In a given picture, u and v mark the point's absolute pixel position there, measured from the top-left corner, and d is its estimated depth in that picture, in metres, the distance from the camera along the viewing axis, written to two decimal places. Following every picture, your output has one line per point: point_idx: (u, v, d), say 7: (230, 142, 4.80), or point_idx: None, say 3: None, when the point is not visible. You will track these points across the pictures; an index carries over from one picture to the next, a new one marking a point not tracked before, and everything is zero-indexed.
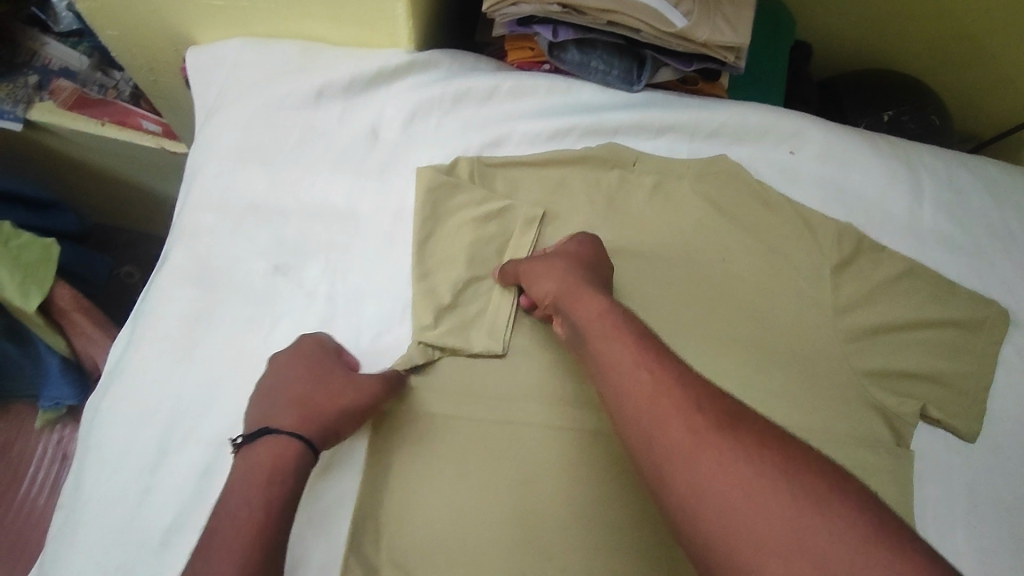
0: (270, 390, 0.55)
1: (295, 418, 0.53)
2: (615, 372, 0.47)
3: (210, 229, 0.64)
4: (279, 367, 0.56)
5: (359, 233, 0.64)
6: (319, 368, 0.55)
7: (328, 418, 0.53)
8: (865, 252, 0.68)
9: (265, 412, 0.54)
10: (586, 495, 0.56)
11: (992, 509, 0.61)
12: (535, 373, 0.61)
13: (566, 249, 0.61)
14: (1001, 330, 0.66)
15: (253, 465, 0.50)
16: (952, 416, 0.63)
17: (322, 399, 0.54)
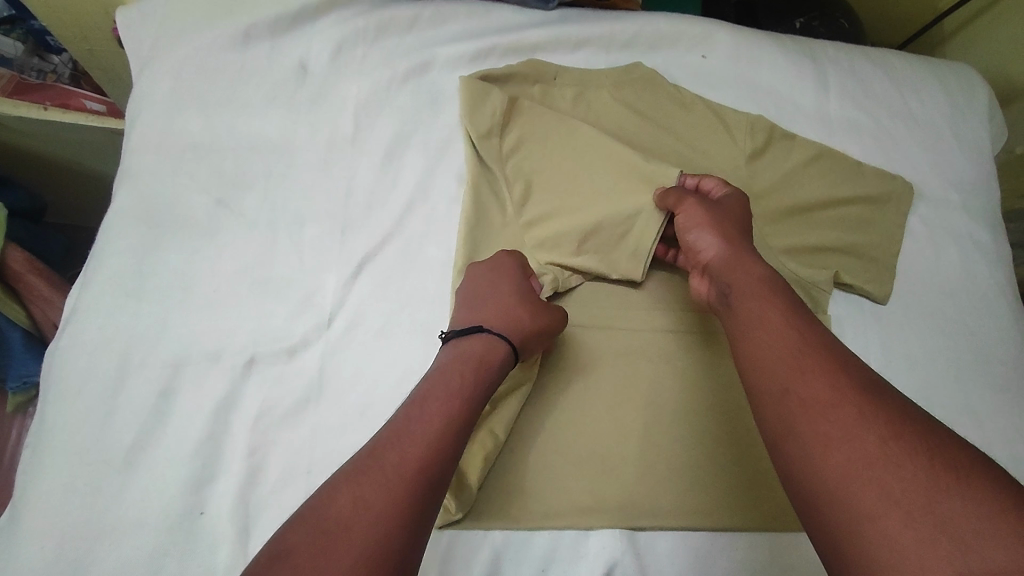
0: (472, 293, 0.59)
1: (494, 319, 0.57)
2: (755, 321, 0.51)
3: (151, 169, 0.65)
4: (474, 275, 0.60)
5: (296, 163, 0.67)
6: (512, 278, 0.60)
7: (526, 325, 0.57)
8: (777, 141, 0.72)
9: (468, 311, 0.58)
10: (680, 460, 0.59)
11: (908, 361, 0.66)
12: (645, 338, 0.64)
13: (726, 206, 0.61)
14: (906, 202, 0.72)
15: (467, 351, 0.54)
16: (863, 281, 0.68)
17: (520, 308, 0.58)
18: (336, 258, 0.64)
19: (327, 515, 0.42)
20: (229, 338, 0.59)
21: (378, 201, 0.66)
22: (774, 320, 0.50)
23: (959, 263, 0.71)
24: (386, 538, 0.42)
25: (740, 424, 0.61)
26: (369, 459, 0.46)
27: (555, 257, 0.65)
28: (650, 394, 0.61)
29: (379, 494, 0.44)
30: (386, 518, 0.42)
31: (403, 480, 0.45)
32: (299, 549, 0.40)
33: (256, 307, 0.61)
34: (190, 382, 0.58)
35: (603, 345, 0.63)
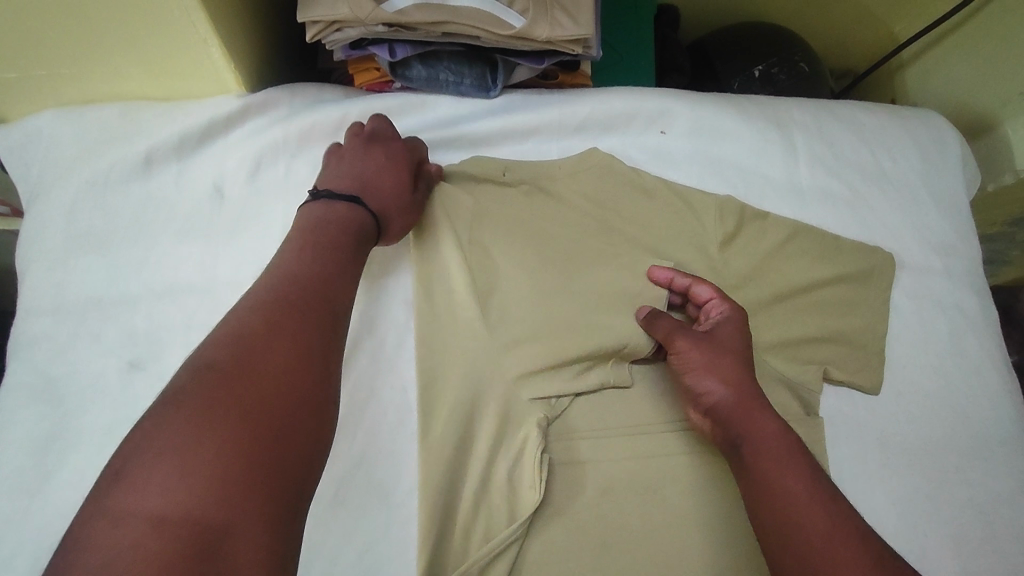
0: (352, 160, 0.60)
1: (370, 190, 0.58)
2: (756, 444, 0.51)
3: (49, 334, 0.57)
4: (357, 142, 0.61)
5: (218, 305, 0.59)
6: (400, 158, 0.61)
7: (397, 212, 0.59)
8: (748, 222, 0.67)
9: (341, 176, 0.59)
10: None
11: (905, 456, 0.62)
12: (634, 465, 0.59)
13: (723, 337, 0.57)
14: (888, 276, 0.67)
15: (336, 213, 0.56)
16: (853, 373, 0.63)
17: (398, 193, 0.59)
18: None
19: (240, 342, 0.43)
20: None
21: None
22: (776, 443, 0.51)
23: (948, 336, 0.67)
24: (302, 366, 0.44)
25: (741, 554, 0.57)
26: (269, 300, 0.47)
27: (536, 388, 0.59)
28: (648, 534, 0.57)
29: (288, 328, 0.46)
30: (295, 345, 0.45)
31: (307, 321, 0.47)
32: (222, 368, 0.41)
33: None
34: None
35: (594, 479, 0.58)
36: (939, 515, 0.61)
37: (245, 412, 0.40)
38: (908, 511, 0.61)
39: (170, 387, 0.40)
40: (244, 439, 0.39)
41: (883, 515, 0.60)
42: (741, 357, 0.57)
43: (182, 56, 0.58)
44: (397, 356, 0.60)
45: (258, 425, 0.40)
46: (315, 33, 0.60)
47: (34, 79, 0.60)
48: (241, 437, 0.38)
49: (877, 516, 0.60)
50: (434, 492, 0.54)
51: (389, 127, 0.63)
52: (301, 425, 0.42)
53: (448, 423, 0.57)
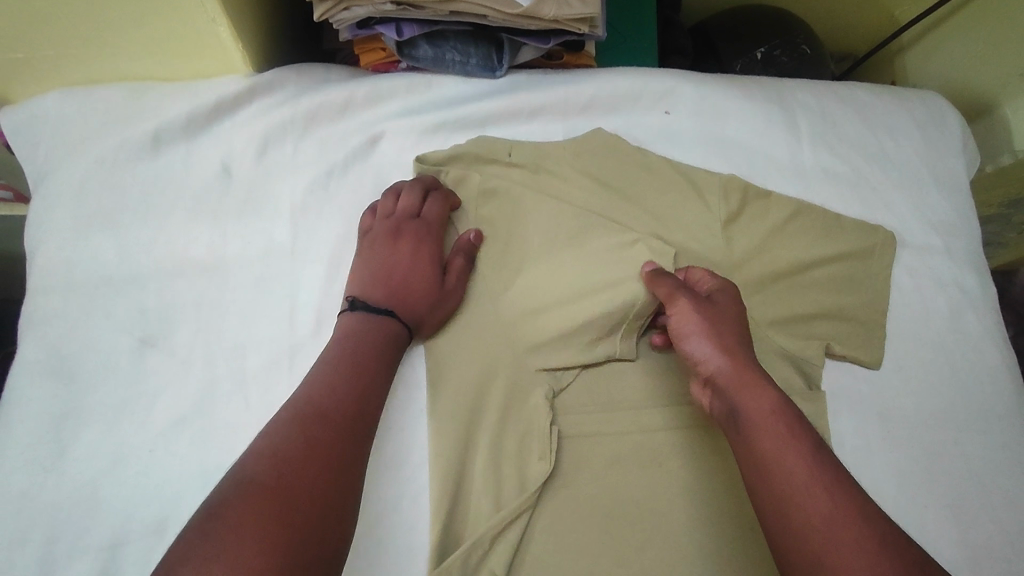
0: (381, 256, 0.60)
1: (400, 297, 0.58)
2: (757, 416, 0.51)
3: (61, 312, 0.57)
4: (384, 239, 0.60)
5: (229, 283, 0.59)
6: (427, 256, 0.60)
7: (429, 308, 0.58)
8: (752, 201, 0.68)
9: (372, 278, 0.59)
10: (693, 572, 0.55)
11: (905, 429, 0.64)
12: (641, 437, 0.60)
13: (726, 304, 0.58)
14: (889, 253, 0.68)
15: (367, 328, 0.55)
16: (854, 348, 0.64)
17: (429, 288, 0.59)
18: (284, 392, 0.56)
19: (283, 451, 0.45)
20: (175, 506, 0.52)
21: (327, 318, 0.59)
22: (777, 414, 0.51)
23: (947, 313, 0.68)
24: (336, 480, 0.45)
25: (748, 522, 0.58)
26: (309, 408, 0.48)
27: (540, 359, 0.61)
28: (654, 502, 0.58)
29: (325, 437, 0.47)
30: (332, 457, 0.46)
31: (345, 430, 0.48)
32: (267, 481, 0.43)
33: (201, 463, 0.54)
34: (134, 565, 0.51)
35: (601, 451, 0.59)
36: (938, 485, 0.62)
37: (280, 526, 0.41)
38: (908, 483, 0.62)
39: (213, 498, 0.42)
40: (280, 549, 0.40)
41: (883, 486, 0.61)
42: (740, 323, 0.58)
43: (190, 35, 0.59)
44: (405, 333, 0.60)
45: (290, 536, 0.41)
46: (323, 13, 0.60)
47: (41, 59, 0.60)
48: (287, 538, 0.40)
49: (878, 488, 0.61)
50: (444, 464, 0.55)
51: (406, 201, 0.62)
52: (329, 537, 0.43)
53: (458, 398, 0.58)
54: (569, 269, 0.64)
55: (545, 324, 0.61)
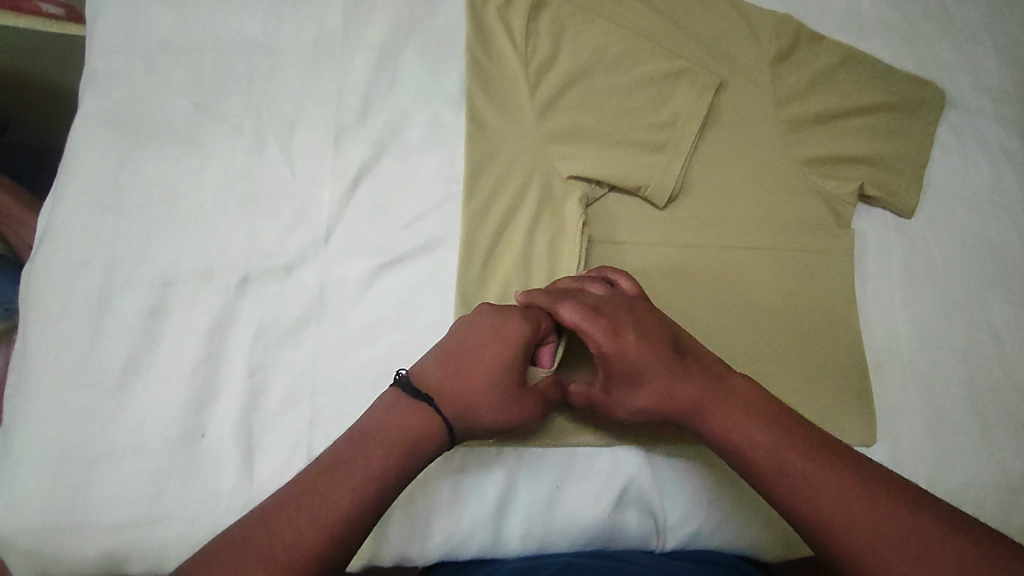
0: (468, 324, 0.50)
1: (455, 389, 0.47)
2: (740, 445, 0.46)
3: (121, 70, 0.59)
4: (485, 318, 0.49)
5: (280, 63, 0.61)
6: (518, 347, 0.48)
7: (482, 417, 0.47)
8: (805, 43, 0.66)
9: (442, 348, 0.49)
10: None
11: (929, 278, 0.64)
12: (668, 249, 0.61)
13: (633, 344, 0.49)
14: (938, 109, 0.67)
15: (401, 416, 0.46)
16: (889, 194, 0.65)
17: (491, 393, 0.47)
18: (330, 167, 0.58)
19: None
20: (221, 255, 0.55)
21: (371, 105, 0.60)
22: (747, 425, 0.46)
23: (987, 176, 0.67)
24: None
25: (763, 333, 0.60)
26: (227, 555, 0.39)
27: (579, 169, 0.60)
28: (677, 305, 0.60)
29: None
30: None
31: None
32: None
33: (246, 221, 0.56)
34: (180, 302, 0.54)
35: (629, 257, 0.61)
36: (958, 333, 0.63)
37: None
38: (927, 327, 0.63)
39: None
40: None
41: (900, 327, 0.62)
42: (659, 343, 0.49)
43: None
44: (447, 131, 0.61)
45: None
46: None
47: None
48: None
49: (894, 328, 0.62)
50: (476, 249, 0.57)
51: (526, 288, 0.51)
52: None
53: (494, 193, 0.59)
54: (616, 88, 0.63)
55: (585, 137, 0.61)
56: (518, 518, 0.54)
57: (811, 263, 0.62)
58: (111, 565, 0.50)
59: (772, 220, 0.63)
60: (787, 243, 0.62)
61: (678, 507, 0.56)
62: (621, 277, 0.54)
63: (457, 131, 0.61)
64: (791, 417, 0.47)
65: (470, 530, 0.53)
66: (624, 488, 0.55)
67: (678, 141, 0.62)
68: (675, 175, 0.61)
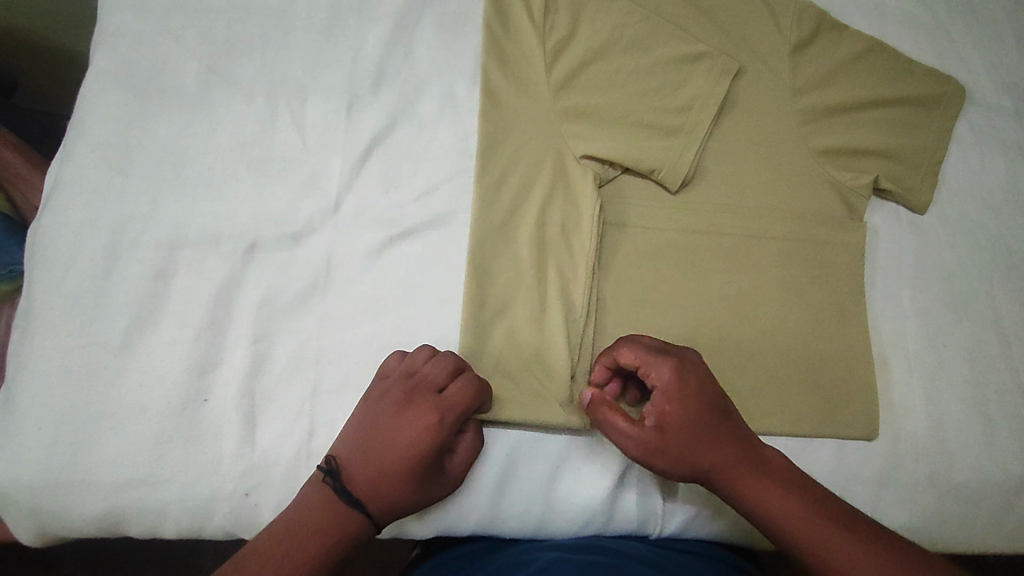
0: (373, 417, 0.49)
1: (371, 485, 0.47)
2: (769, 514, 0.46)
3: (133, 29, 0.58)
4: (393, 402, 0.49)
5: (295, 28, 0.60)
6: (423, 440, 0.47)
7: (407, 503, 0.48)
8: (826, 31, 0.65)
9: (354, 437, 0.49)
10: (712, 355, 0.58)
11: (939, 276, 0.63)
12: (678, 234, 0.61)
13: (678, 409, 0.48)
14: (957, 105, 0.66)
15: (318, 507, 0.46)
16: (903, 188, 0.64)
17: (408, 484, 0.47)
18: (340, 137, 0.58)
19: None
20: (229, 220, 0.55)
21: (385, 76, 0.60)
22: (775, 495, 0.46)
23: (1004, 175, 0.67)
24: None
25: (770, 322, 0.60)
26: None
27: (591, 149, 0.59)
28: (684, 291, 0.59)
29: None
30: None
31: None
32: None
33: (255, 187, 0.56)
34: (187, 265, 0.54)
35: (638, 240, 0.60)
36: (965, 332, 0.62)
37: None
38: (934, 324, 0.62)
39: None
40: None
41: (907, 323, 0.62)
42: (712, 400, 0.49)
43: None
44: (460, 106, 0.60)
45: None
46: None
47: None
48: None
49: (901, 324, 0.62)
50: (485, 226, 0.57)
51: (437, 369, 0.50)
52: None
53: (505, 171, 0.58)
54: (633, 69, 0.62)
55: (598, 117, 0.61)
56: (518, 494, 0.53)
57: (822, 255, 0.62)
58: (113, 523, 0.50)
59: (783, 210, 0.62)
60: (797, 233, 0.62)
61: (678, 495, 0.56)
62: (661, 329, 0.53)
63: (470, 106, 0.60)
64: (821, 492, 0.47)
65: (470, 508, 0.53)
66: (624, 471, 0.55)
67: (692, 125, 0.61)
68: (688, 160, 0.60)
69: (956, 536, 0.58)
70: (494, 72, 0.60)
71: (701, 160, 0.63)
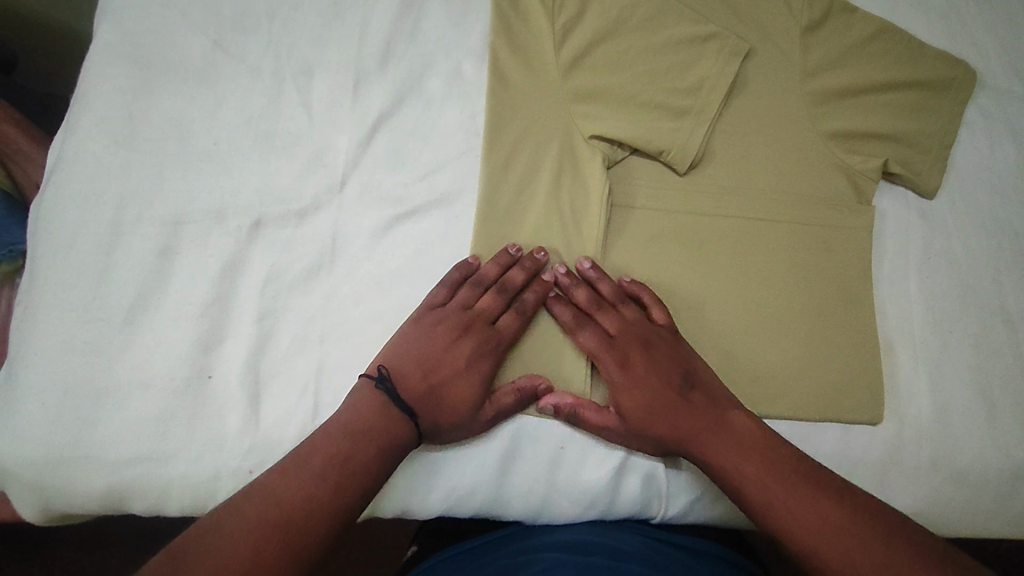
0: (428, 338, 0.52)
1: (429, 401, 0.50)
2: (734, 472, 0.48)
3: (137, 2, 0.57)
4: (448, 328, 0.52)
5: (302, 3, 0.59)
6: (483, 369, 0.52)
7: (452, 425, 0.51)
8: (838, 13, 0.65)
9: (405, 358, 0.51)
10: (719, 339, 0.58)
11: (946, 262, 0.63)
12: (685, 215, 0.60)
13: (639, 375, 0.53)
14: (968, 89, 0.66)
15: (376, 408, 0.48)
16: (913, 173, 0.64)
17: (460, 405, 0.51)
18: (347, 113, 0.57)
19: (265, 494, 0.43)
20: (234, 196, 0.54)
21: (393, 53, 0.59)
22: (752, 466, 0.48)
23: (1013, 161, 0.66)
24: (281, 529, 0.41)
25: (777, 306, 0.60)
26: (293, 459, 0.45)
27: (600, 131, 0.59)
28: (691, 274, 0.59)
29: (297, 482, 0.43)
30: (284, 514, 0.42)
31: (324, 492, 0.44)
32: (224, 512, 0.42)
33: (261, 163, 0.55)
34: (191, 242, 0.53)
35: (645, 222, 0.60)
36: (971, 317, 0.62)
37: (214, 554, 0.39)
38: (940, 310, 0.62)
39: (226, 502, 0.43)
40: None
41: (914, 308, 0.62)
42: (667, 381, 0.52)
43: None
44: (469, 85, 0.60)
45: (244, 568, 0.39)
46: None
47: None
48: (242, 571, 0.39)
49: (907, 309, 0.62)
50: (491, 207, 0.56)
51: (492, 301, 0.54)
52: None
53: (513, 150, 0.58)
54: (643, 49, 0.61)
55: (608, 98, 0.60)
56: (520, 479, 0.53)
57: (830, 239, 0.61)
58: (116, 499, 0.50)
59: (790, 193, 0.62)
60: (805, 217, 0.61)
61: (681, 478, 0.55)
62: (642, 290, 0.56)
63: (478, 85, 0.60)
64: (782, 451, 0.48)
65: (475, 491, 0.53)
66: (627, 455, 0.54)
67: (702, 107, 0.61)
68: (697, 141, 0.60)
69: (956, 521, 0.58)
70: (504, 50, 0.59)
71: (710, 143, 0.62)
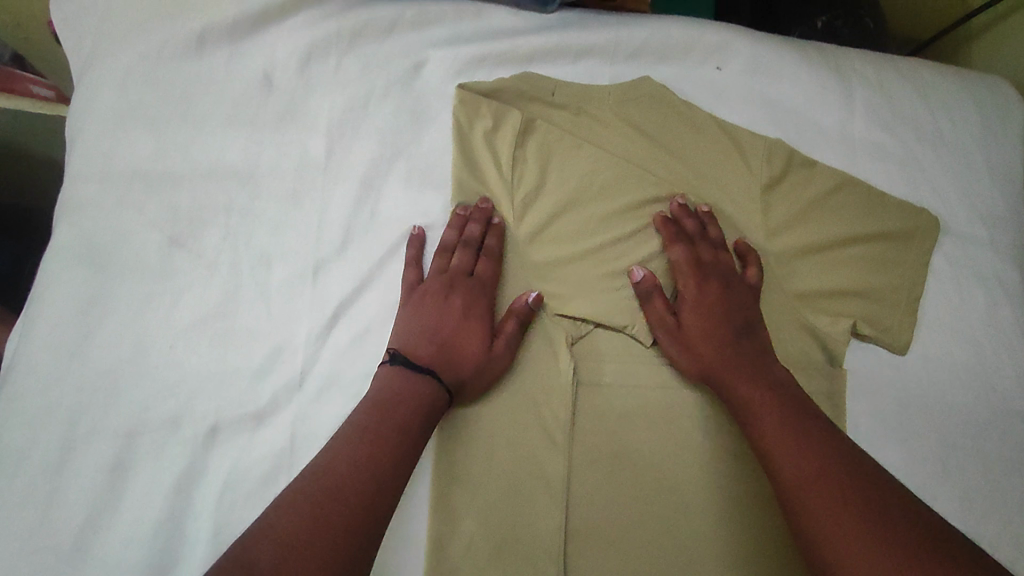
0: (421, 311, 0.56)
1: (444, 359, 0.54)
2: (760, 412, 0.52)
3: (94, 201, 0.58)
4: (435, 294, 0.57)
5: (261, 192, 0.59)
6: (478, 315, 0.57)
7: (474, 368, 0.55)
8: (797, 167, 0.65)
9: (413, 335, 0.55)
10: (699, 524, 0.55)
11: (925, 422, 0.62)
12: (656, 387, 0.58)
13: (710, 300, 0.59)
14: (932, 239, 0.66)
15: (393, 388, 0.51)
16: (882, 330, 0.63)
17: (473, 347, 0.55)
18: (307, 304, 0.57)
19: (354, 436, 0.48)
20: (190, 402, 0.53)
21: (352, 237, 0.59)
22: (774, 413, 0.51)
23: (983, 309, 0.66)
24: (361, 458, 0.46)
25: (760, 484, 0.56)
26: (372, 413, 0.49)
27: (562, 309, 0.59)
28: (666, 452, 0.56)
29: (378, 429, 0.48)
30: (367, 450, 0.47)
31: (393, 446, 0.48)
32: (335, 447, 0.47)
33: (218, 364, 0.54)
34: (145, 455, 0.52)
35: (614, 397, 0.58)
36: (953, 481, 0.60)
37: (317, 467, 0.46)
38: (921, 475, 0.60)
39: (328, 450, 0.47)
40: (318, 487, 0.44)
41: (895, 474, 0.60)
42: (727, 314, 0.58)
43: None
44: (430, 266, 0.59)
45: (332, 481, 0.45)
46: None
47: None
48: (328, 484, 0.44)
49: None
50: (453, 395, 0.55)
51: (463, 257, 0.58)
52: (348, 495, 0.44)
53: None
54: (604, 217, 0.62)
55: (570, 272, 0.60)
56: None
57: None
58: None
59: None
60: None
61: None
62: (752, 253, 0.61)
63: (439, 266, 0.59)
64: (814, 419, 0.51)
65: None
66: None
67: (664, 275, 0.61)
68: None
69: None
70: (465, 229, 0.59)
71: None
